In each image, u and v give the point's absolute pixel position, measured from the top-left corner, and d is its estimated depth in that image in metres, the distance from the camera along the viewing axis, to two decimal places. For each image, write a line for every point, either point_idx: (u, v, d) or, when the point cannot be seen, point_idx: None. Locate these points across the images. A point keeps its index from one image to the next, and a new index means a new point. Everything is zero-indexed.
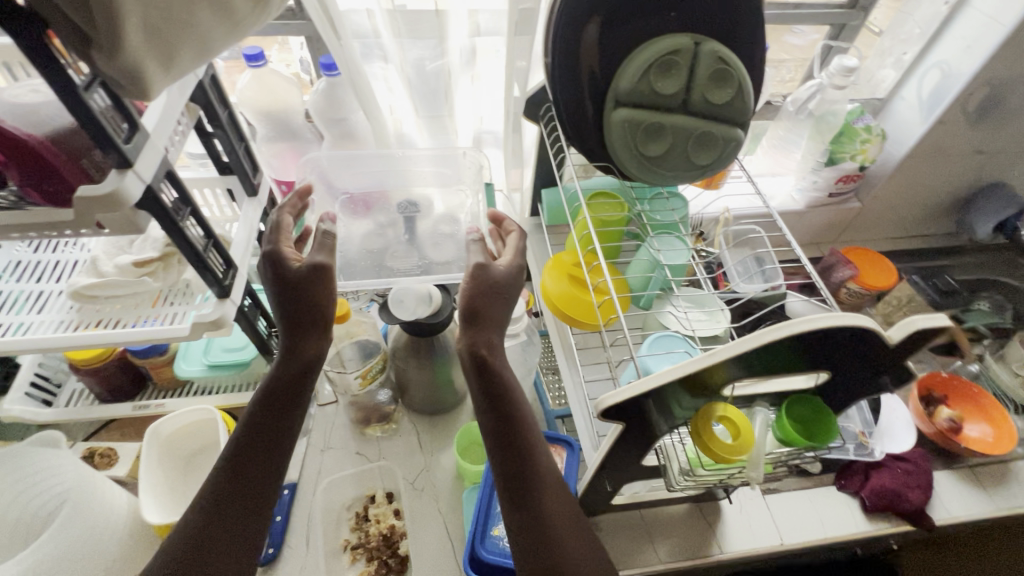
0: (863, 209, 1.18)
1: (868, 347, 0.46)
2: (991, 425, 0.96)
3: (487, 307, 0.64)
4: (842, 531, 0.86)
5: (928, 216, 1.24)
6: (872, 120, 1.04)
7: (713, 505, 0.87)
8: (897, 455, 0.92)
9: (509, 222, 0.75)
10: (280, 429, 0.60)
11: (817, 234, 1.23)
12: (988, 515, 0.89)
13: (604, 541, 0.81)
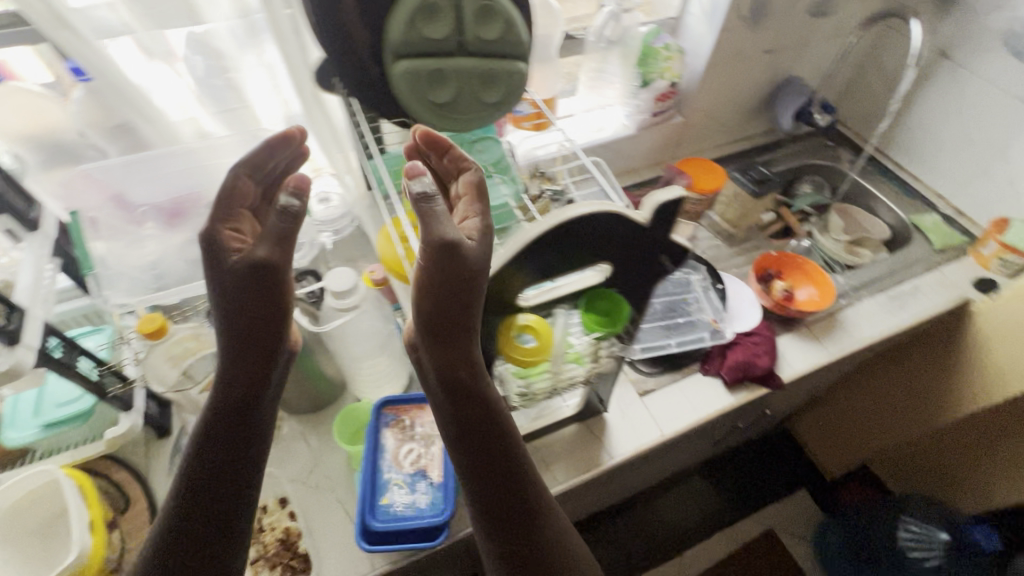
0: (687, 123, 1.28)
1: (628, 227, 0.51)
2: (816, 285, 1.10)
3: (454, 314, 0.57)
4: (711, 409, 0.96)
5: (744, 119, 1.37)
6: (669, 39, 1.12)
7: (598, 419, 0.93)
8: (746, 331, 1.03)
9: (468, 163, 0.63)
10: (239, 460, 0.62)
11: (655, 154, 1.32)
12: (825, 362, 1.03)
13: None
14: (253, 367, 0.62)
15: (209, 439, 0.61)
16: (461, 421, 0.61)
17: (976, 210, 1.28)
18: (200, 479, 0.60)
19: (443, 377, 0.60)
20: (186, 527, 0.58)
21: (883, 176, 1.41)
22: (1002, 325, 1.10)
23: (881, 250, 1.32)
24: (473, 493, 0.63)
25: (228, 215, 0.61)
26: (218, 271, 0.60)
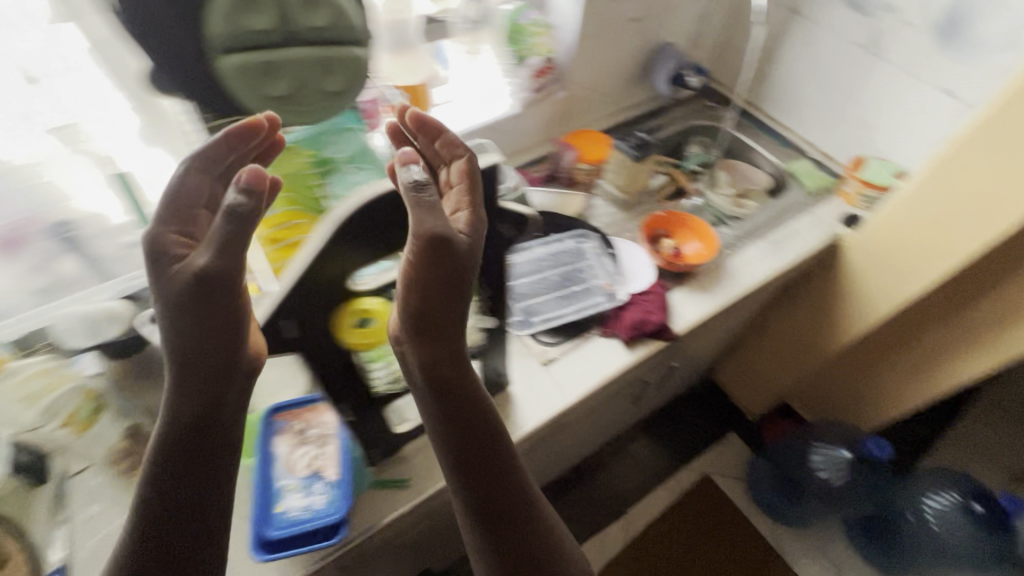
0: (571, 96, 1.31)
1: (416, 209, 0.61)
2: (699, 239, 1.17)
3: (440, 310, 0.65)
4: (611, 368, 1.00)
5: (627, 88, 1.42)
6: (535, 14, 1.16)
7: (504, 394, 0.95)
8: (640, 291, 1.08)
9: (459, 152, 0.66)
10: (210, 469, 0.63)
11: (546, 130, 1.34)
12: (714, 310, 1.09)
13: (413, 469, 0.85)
14: (206, 384, 0.61)
15: (177, 452, 0.61)
16: (444, 409, 0.69)
17: (840, 153, 1.39)
18: (171, 488, 0.61)
19: (426, 371, 0.68)
20: (161, 534, 0.60)
21: (760, 130, 1.51)
22: (869, 252, 1.21)
23: (764, 199, 1.42)
24: (455, 474, 0.70)
25: (176, 218, 0.58)
26: (170, 283, 0.55)
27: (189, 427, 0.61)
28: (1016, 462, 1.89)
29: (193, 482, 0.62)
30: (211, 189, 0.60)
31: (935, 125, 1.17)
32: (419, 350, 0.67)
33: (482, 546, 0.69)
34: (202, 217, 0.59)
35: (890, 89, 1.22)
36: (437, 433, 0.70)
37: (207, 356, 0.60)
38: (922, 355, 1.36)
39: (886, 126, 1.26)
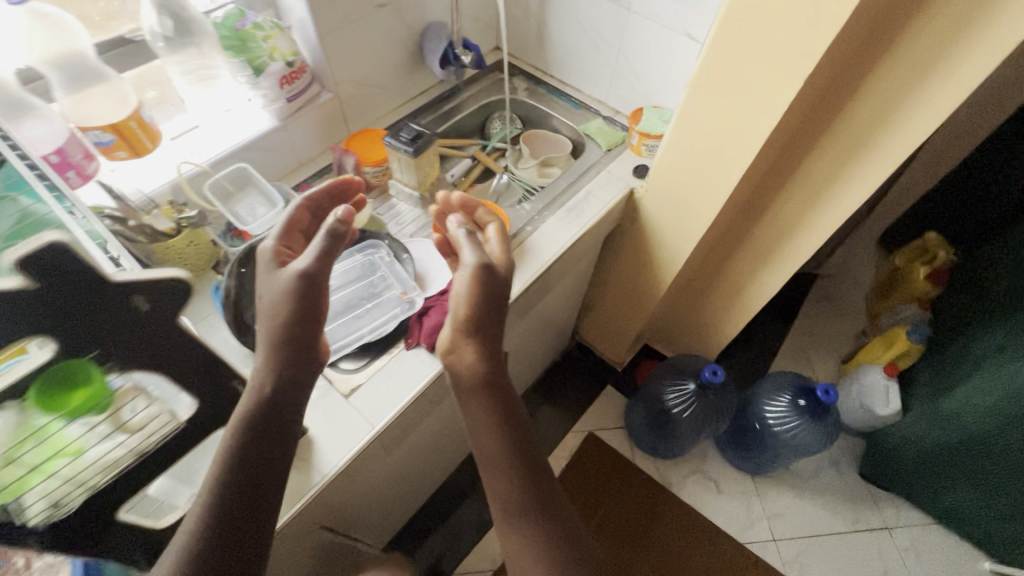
0: (340, 97, 1.23)
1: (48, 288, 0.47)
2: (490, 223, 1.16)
3: (483, 320, 0.81)
4: (421, 381, 0.96)
5: (408, 75, 1.36)
6: (258, 15, 1.04)
7: (303, 442, 0.88)
8: (439, 291, 1.05)
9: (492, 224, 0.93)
10: (269, 476, 0.64)
11: (323, 136, 1.25)
12: (518, 292, 1.10)
13: None
14: (280, 392, 0.68)
15: (257, 446, 0.64)
16: (492, 404, 0.81)
17: (625, 107, 1.43)
18: (243, 486, 0.62)
19: (474, 366, 0.80)
20: (223, 539, 0.59)
21: (554, 95, 1.52)
22: (660, 199, 1.27)
23: (567, 163, 1.44)
24: (499, 470, 0.80)
25: (283, 238, 0.80)
26: (278, 285, 0.70)
27: (265, 425, 0.65)
28: (845, 345, 2.16)
29: (252, 487, 0.62)
30: (307, 222, 0.85)
31: (688, 68, 1.23)
32: (471, 346, 0.81)
33: (528, 536, 0.78)
34: (295, 241, 0.82)
35: (646, 38, 1.25)
36: (485, 432, 0.81)
37: (303, 358, 0.70)
38: (735, 275, 1.48)
39: (653, 75, 1.30)
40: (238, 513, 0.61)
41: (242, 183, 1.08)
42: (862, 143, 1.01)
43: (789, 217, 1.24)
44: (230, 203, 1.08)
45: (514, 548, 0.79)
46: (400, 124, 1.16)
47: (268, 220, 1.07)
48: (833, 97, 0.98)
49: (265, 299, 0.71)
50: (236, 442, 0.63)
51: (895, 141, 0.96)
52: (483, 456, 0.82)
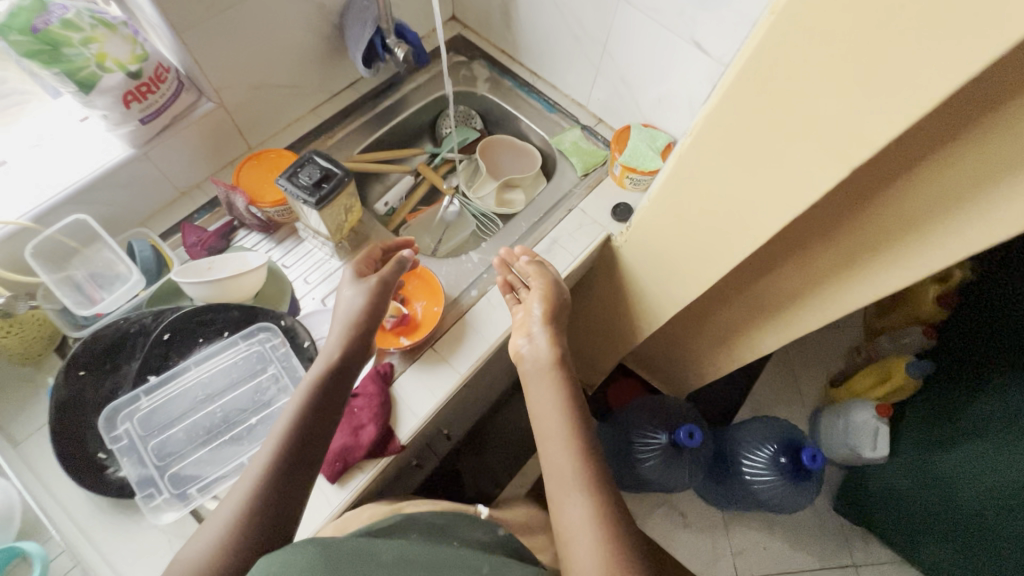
0: (227, 107, 0.92)
1: None
2: (424, 295, 0.93)
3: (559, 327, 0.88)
4: (318, 523, 0.76)
5: (326, 68, 1.03)
6: (72, 5, 0.71)
7: None
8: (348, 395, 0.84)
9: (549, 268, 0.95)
10: (324, 428, 0.73)
11: (208, 156, 0.95)
12: (453, 390, 0.87)
13: None
14: (343, 356, 0.77)
15: (312, 416, 0.72)
16: (559, 389, 0.81)
17: (610, 116, 1.13)
18: (287, 457, 0.68)
19: (549, 351, 0.84)
20: (285, 471, 0.68)
21: (523, 91, 1.20)
22: (640, 251, 1.01)
23: (533, 187, 1.16)
24: (563, 468, 0.74)
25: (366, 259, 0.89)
26: (358, 292, 0.83)
27: (326, 395, 0.74)
28: (835, 362, 2.01)
29: (315, 432, 0.72)
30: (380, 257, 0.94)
31: (692, 86, 0.93)
32: (545, 336, 0.85)
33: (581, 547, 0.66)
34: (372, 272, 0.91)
35: (640, 39, 0.94)
36: (551, 425, 0.79)
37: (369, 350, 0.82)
38: (715, 330, 1.26)
39: (648, 86, 1.00)
40: (300, 452, 0.69)
41: (76, 237, 0.81)
42: (874, 245, 0.76)
43: (776, 295, 1.01)
44: (72, 265, 0.81)
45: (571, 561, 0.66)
46: (303, 157, 0.86)
47: (124, 294, 0.81)
48: (851, 196, 0.72)
49: (341, 307, 0.82)
50: (305, 392, 0.73)
51: (917, 258, 0.72)
52: (548, 453, 0.77)
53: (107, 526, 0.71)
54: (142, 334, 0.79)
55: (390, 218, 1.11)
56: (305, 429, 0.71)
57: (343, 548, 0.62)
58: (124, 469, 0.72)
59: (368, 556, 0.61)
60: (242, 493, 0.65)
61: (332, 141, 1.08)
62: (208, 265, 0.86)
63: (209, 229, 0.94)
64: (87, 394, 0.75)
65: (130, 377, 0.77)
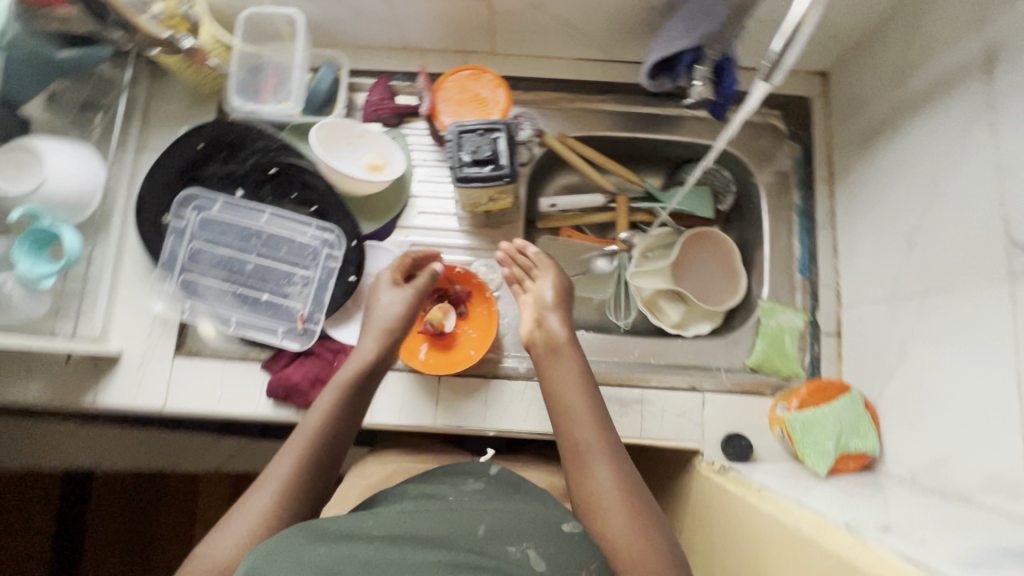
0: (492, 6, 0.78)
1: None
2: (477, 330, 0.81)
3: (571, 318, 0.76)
4: (236, 412, 0.78)
5: (625, 36, 0.83)
6: None
7: (113, 357, 0.78)
8: (338, 345, 0.80)
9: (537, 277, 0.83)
10: (345, 429, 0.65)
11: (445, 34, 0.84)
12: (418, 428, 0.79)
13: None
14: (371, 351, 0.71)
15: (346, 408, 0.66)
16: (578, 367, 0.70)
17: (851, 346, 0.80)
18: (319, 453, 0.61)
19: (567, 332, 0.73)
20: (307, 472, 0.60)
21: (797, 223, 0.89)
22: (705, 507, 0.76)
23: (693, 321, 0.92)
24: (586, 444, 0.64)
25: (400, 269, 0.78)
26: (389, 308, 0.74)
27: (357, 387, 0.68)
28: None
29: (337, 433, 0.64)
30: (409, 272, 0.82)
31: (961, 462, 0.59)
32: (563, 316, 0.74)
33: (620, 517, 0.58)
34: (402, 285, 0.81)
35: (971, 343, 0.60)
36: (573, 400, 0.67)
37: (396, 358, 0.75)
38: None
39: (918, 380, 0.67)
40: (323, 453, 0.61)
41: (279, 23, 0.80)
42: None
43: None
44: (266, 48, 0.81)
45: (610, 541, 0.57)
46: (494, 123, 0.72)
47: (275, 110, 0.80)
48: None
49: (379, 314, 0.74)
50: (328, 388, 0.67)
51: None
52: (571, 428, 0.66)
53: (129, 266, 0.81)
54: (262, 155, 0.81)
55: (547, 218, 0.97)
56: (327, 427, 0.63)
57: (335, 530, 0.52)
58: (165, 243, 0.79)
59: (354, 542, 0.51)
60: (275, 488, 0.57)
61: (565, 108, 0.90)
62: (354, 137, 0.83)
63: (395, 99, 0.86)
64: (193, 164, 0.80)
65: (228, 178, 0.82)
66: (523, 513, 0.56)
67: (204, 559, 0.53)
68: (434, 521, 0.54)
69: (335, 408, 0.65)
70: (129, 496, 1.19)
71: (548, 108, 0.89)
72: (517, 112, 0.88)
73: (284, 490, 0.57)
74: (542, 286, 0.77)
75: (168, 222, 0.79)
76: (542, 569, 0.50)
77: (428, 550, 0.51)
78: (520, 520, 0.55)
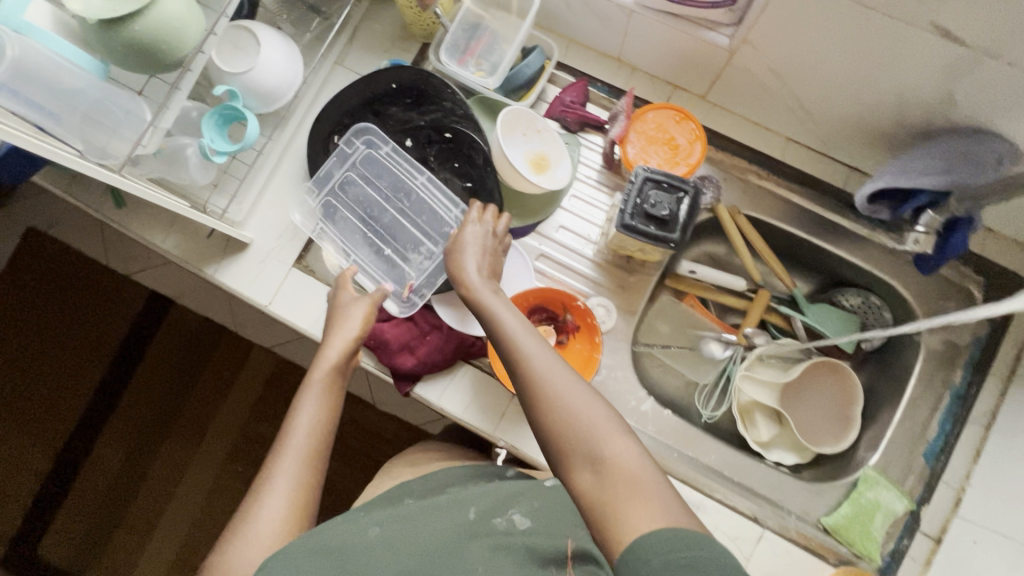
0: (732, 57, 0.72)
1: None
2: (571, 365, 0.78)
3: (494, 260, 0.70)
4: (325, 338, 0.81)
5: (855, 139, 0.74)
6: None
7: (242, 244, 0.83)
8: (436, 321, 0.81)
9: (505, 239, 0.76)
10: (324, 430, 0.66)
11: (665, 64, 0.79)
12: (473, 429, 0.79)
13: (125, 197, 0.82)
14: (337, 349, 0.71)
15: (327, 409, 0.67)
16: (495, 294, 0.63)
17: (948, 562, 0.71)
18: (313, 453, 0.63)
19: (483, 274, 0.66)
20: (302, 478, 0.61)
21: (945, 405, 0.79)
22: None
23: (778, 446, 0.86)
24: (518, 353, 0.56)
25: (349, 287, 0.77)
26: (351, 310, 0.74)
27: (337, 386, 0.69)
28: None
29: (320, 435, 0.65)
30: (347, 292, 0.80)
31: None
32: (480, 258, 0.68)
33: (563, 401, 0.52)
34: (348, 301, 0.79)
35: None
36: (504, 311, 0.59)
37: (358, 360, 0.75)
38: None
39: None
40: (311, 461, 0.63)
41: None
42: None
43: None
44: (490, 14, 0.81)
45: (552, 422, 0.52)
46: (686, 183, 0.68)
47: (472, 79, 0.80)
48: None
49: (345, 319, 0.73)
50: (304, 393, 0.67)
51: None
52: (504, 327, 0.58)
53: (287, 167, 0.84)
54: (444, 114, 0.81)
55: (677, 278, 0.91)
56: (312, 432, 0.65)
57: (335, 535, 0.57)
58: (327, 162, 0.82)
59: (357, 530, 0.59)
60: (281, 498, 0.59)
61: (751, 181, 0.83)
62: (535, 128, 0.80)
63: (586, 107, 0.83)
64: (380, 99, 0.83)
65: (404, 126, 0.84)
66: (500, 490, 0.65)
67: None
68: (423, 511, 0.62)
69: (320, 409, 0.66)
70: (193, 338, 1.28)
71: (733, 175, 0.83)
72: (703, 172, 0.83)
73: (288, 497, 0.60)
74: (470, 232, 0.71)
75: (338, 142, 0.82)
76: (526, 527, 0.60)
77: (424, 533, 0.58)
78: (506, 498, 0.64)
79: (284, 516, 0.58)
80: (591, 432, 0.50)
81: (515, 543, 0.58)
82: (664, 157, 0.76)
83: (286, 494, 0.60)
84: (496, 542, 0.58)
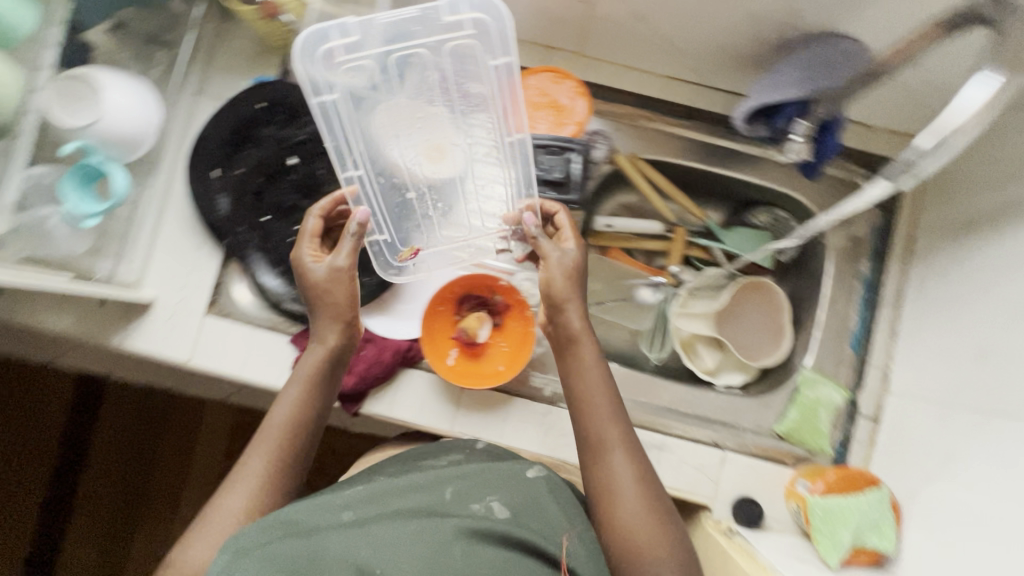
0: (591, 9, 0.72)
1: None
2: (510, 344, 0.79)
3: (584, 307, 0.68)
4: (258, 379, 0.78)
5: (725, 65, 0.76)
6: None
7: (144, 304, 0.78)
8: (367, 334, 0.79)
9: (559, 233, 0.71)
10: (306, 421, 0.63)
11: (532, 27, 0.79)
12: (432, 431, 0.78)
13: None
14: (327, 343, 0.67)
15: (307, 403, 0.64)
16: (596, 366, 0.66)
17: (889, 436, 0.77)
18: (287, 448, 0.61)
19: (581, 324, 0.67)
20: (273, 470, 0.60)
21: (861, 294, 0.84)
22: None
23: (724, 370, 0.89)
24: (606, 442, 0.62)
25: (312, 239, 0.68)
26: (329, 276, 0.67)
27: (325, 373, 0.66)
28: None
29: (300, 427, 0.63)
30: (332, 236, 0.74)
31: None
32: (578, 303, 0.67)
33: (632, 509, 0.58)
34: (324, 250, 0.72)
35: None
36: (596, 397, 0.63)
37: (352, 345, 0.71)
38: None
39: (956, 494, 0.64)
40: (286, 452, 0.61)
41: None
42: None
43: None
44: (344, 11, 0.77)
45: (615, 529, 0.58)
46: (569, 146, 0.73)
47: None
48: None
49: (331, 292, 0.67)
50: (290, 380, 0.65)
51: None
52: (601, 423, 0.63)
53: (171, 214, 0.79)
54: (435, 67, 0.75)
55: (598, 235, 0.93)
56: (290, 424, 0.62)
57: (305, 524, 0.54)
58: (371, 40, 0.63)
59: (324, 530, 0.54)
60: (245, 493, 0.57)
61: (642, 126, 0.85)
62: (417, 117, 0.70)
63: None
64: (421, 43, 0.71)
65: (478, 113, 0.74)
66: (483, 468, 0.61)
67: (183, 566, 0.54)
68: (400, 497, 0.58)
69: (299, 404, 0.64)
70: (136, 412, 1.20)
71: (624, 124, 0.84)
72: (594, 127, 0.84)
73: (253, 490, 0.58)
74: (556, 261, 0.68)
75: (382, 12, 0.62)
76: (505, 516, 0.57)
77: (397, 522, 0.54)
78: (484, 478, 0.60)
79: (248, 508, 0.57)
80: (641, 550, 0.57)
81: (490, 530, 0.55)
82: (553, 121, 0.76)
83: (254, 484, 0.58)
84: (468, 525, 0.55)
